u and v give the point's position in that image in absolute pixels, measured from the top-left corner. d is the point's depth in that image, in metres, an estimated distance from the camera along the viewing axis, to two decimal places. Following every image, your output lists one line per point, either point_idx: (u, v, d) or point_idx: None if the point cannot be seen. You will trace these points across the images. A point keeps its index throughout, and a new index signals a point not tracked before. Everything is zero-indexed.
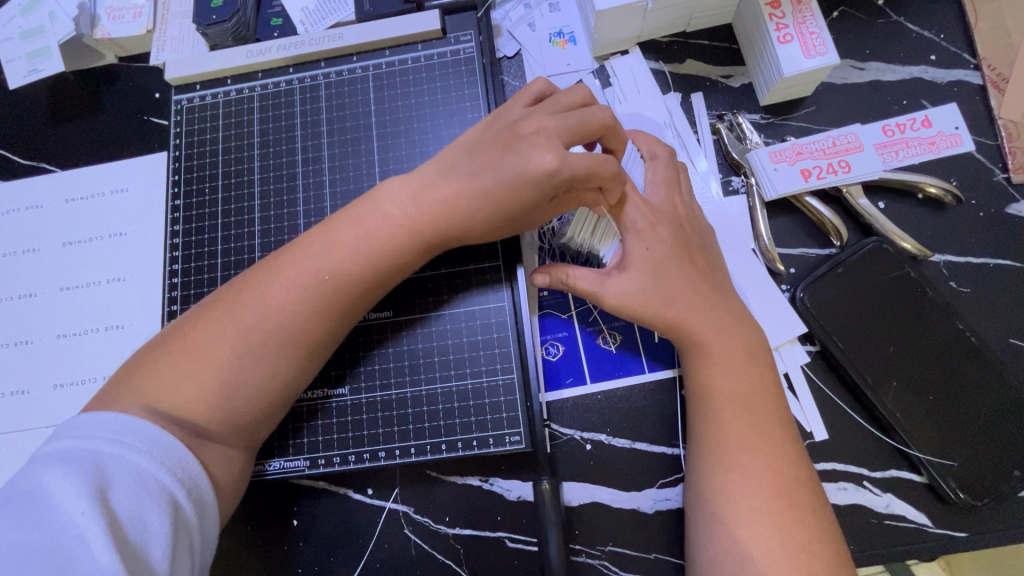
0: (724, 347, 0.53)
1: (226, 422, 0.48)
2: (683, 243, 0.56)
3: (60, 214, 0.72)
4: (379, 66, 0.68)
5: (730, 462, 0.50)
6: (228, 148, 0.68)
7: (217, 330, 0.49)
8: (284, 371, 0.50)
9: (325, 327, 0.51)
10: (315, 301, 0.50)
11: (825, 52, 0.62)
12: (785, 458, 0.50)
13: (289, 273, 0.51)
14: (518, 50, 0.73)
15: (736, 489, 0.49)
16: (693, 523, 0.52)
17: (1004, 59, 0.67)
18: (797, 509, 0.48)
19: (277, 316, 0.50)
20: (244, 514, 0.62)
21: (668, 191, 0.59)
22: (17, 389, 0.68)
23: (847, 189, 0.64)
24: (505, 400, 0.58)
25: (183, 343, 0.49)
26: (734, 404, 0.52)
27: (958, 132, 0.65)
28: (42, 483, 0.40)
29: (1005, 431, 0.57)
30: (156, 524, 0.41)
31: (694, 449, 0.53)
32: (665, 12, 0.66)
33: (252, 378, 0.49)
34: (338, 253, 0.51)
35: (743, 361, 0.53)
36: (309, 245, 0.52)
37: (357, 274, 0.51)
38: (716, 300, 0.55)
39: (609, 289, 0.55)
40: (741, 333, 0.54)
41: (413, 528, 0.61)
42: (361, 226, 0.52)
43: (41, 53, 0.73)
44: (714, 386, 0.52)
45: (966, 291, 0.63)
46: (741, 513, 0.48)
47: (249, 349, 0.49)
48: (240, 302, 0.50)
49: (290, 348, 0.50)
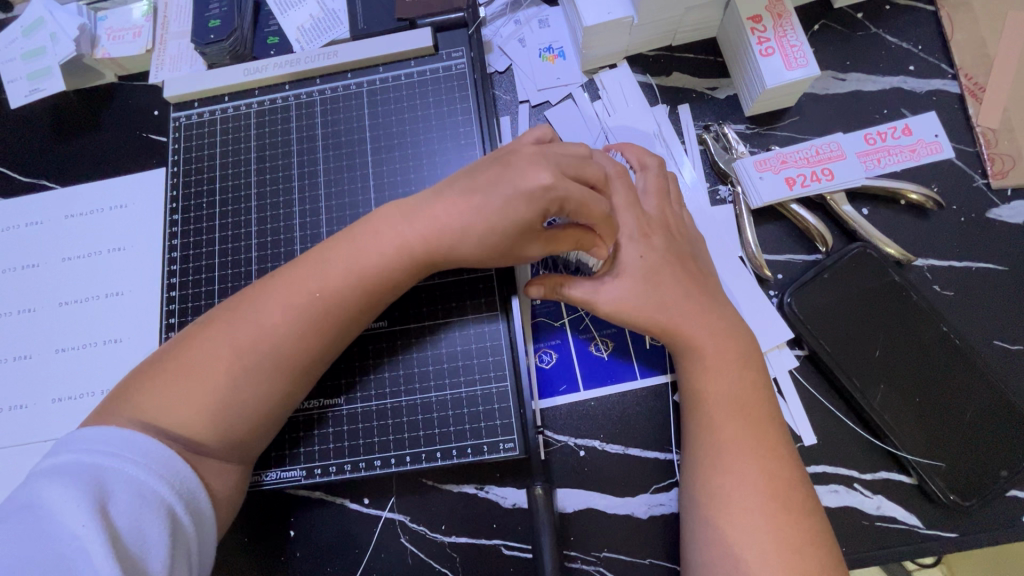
0: (714, 352, 0.54)
1: (221, 438, 0.49)
2: (674, 251, 0.57)
3: (60, 230, 0.73)
4: (373, 82, 0.70)
5: (721, 464, 0.51)
6: (226, 163, 0.69)
7: (213, 351, 0.50)
8: (280, 393, 0.52)
9: (318, 348, 0.52)
10: (310, 323, 0.51)
11: (806, 64, 0.64)
12: (776, 461, 0.50)
13: (283, 296, 0.52)
14: (509, 65, 0.75)
15: (729, 492, 0.49)
16: (686, 526, 0.52)
17: (980, 69, 0.69)
18: (789, 511, 0.48)
19: (269, 338, 0.51)
20: (241, 525, 0.62)
21: (660, 201, 0.60)
22: (16, 404, 0.68)
23: (831, 196, 0.66)
24: (499, 408, 0.59)
25: (176, 363, 0.50)
26: (725, 407, 0.52)
27: (938, 140, 0.67)
28: (42, 497, 0.41)
29: (992, 430, 0.58)
30: (155, 535, 0.42)
31: (688, 453, 0.54)
32: (651, 27, 0.68)
33: (248, 398, 0.50)
34: (331, 270, 0.52)
35: (734, 365, 0.54)
36: (299, 274, 0.53)
37: (352, 288, 0.52)
38: (706, 306, 0.55)
39: (602, 296, 0.56)
40: (730, 339, 0.55)
41: (409, 537, 0.62)
42: (355, 244, 0.53)
43: (42, 73, 0.74)
44: (706, 391, 0.53)
45: (950, 294, 0.64)
46: (734, 515, 0.49)
47: (242, 373, 0.50)
48: (235, 318, 0.51)
49: (285, 371, 0.51)
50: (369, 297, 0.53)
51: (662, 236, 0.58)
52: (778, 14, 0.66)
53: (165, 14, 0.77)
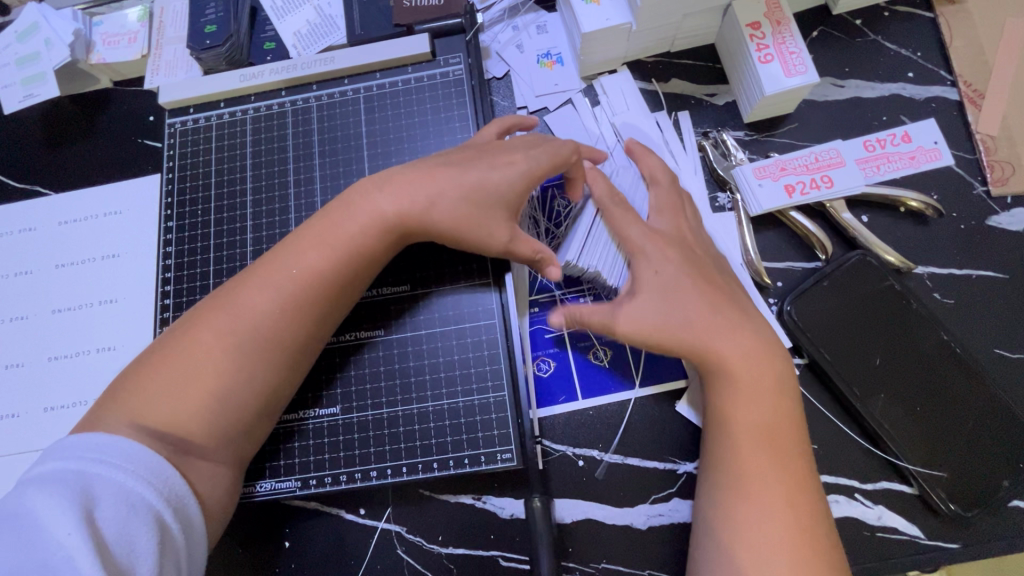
0: (747, 374, 0.52)
1: (210, 433, 0.49)
2: (694, 266, 0.57)
3: (53, 237, 0.73)
4: (370, 88, 0.69)
5: (735, 482, 0.50)
6: (221, 170, 0.69)
7: (197, 338, 0.50)
8: (262, 375, 0.51)
9: (300, 328, 0.52)
10: (292, 301, 0.52)
11: (805, 71, 0.64)
12: (798, 487, 0.49)
13: (265, 278, 0.52)
14: (506, 71, 0.74)
15: (744, 514, 0.49)
16: (697, 540, 0.52)
17: (979, 76, 0.69)
18: (808, 538, 0.47)
19: (249, 318, 0.51)
20: (234, 536, 0.62)
21: (674, 217, 0.60)
22: (6, 413, 0.67)
23: (830, 204, 0.66)
24: (497, 417, 0.58)
25: (164, 357, 0.50)
26: (750, 433, 0.51)
27: (937, 147, 0.67)
28: (28, 505, 0.40)
29: (994, 440, 0.57)
30: (143, 544, 0.41)
31: (708, 471, 0.53)
32: (650, 33, 0.68)
33: (236, 385, 0.50)
34: (310, 250, 0.53)
35: (766, 391, 0.52)
36: (281, 259, 0.53)
37: (333, 265, 0.53)
38: (737, 323, 0.54)
39: (621, 317, 0.55)
40: (769, 357, 0.53)
41: (406, 548, 0.61)
42: (337, 228, 0.54)
43: (36, 78, 0.73)
44: (729, 412, 0.53)
45: (950, 302, 0.64)
46: (745, 533, 0.48)
47: (223, 354, 0.50)
48: (221, 312, 0.51)
49: (246, 342, 0.50)
50: (350, 274, 0.54)
51: (676, 250, 0.57)
52: (777, 20, 0.65)
53: (161, 19, 0.77)
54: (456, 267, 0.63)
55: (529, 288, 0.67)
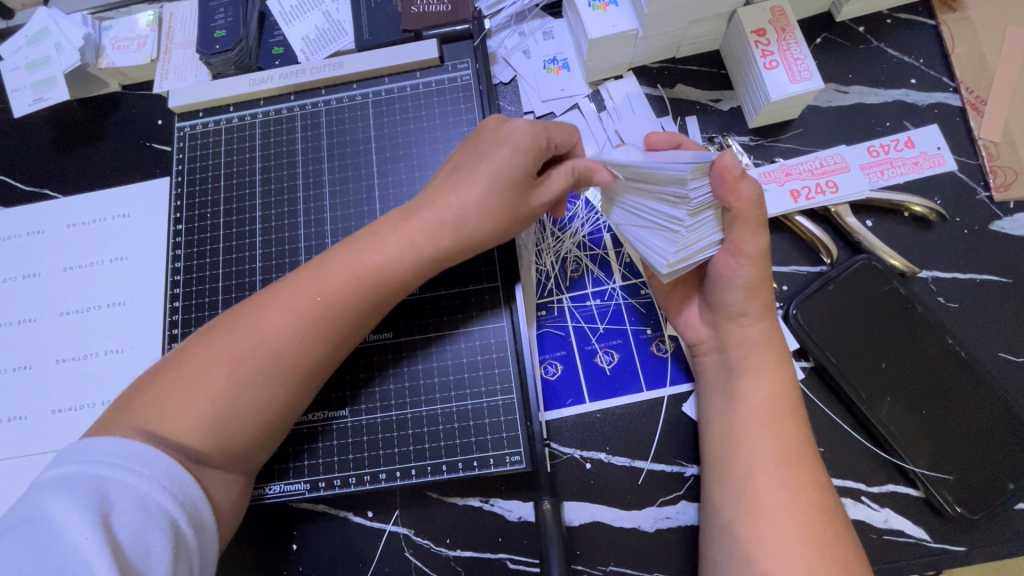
0: (759, 363, 0.54)
1: (221, 444, 0.49)
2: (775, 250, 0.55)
3: (62, 240, 0.73)
4: (379, 92, 0.70)
5: (755, 471, 0.51)
6: (230, 174, 0.69)
7: (212, 357, 0.50)
8: (278, 398, 0.51)
9: (313, 352, 0.52)
10: (309, 321, 0.52)
11: (810, 77, 0.64)
12: (812, 478, 0.50)
13: (285, 299, 0.53)
14: (513, 76, 0.75)
15: (762, 502, 0.49)
16: (711, 532, 0.52)
17: (981, 83, 0.70)
18: (824, 526, 0.47)
19: (264, 336, 0.51)
20: (242, 539, 0.62)
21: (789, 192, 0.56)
22: (14, 415, 0.67)
23: (836, 208, 0.66)
24: (505, 421, 0.59)
25: (178, 373, 0.50)
26: (764, 425, 0.52)
27: (940, 152, 0.68)
28: (45, 509, 0.40)
29: (998, 443, 0.58)
30: (158, 548, 0.41)
31: (721, 466, 0.54)
32: (656, 39, 0.69)
33: (247, 402, 0.50)
34: (333, 275, 0.53)
35: (778, 383, 0.53)
36: (303, 280, 0.53)
37: (349, 287, 0.53)
38: (763, 316, 0.55)
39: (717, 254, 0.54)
40: (783, 353, 0.55)
41: (413, 551, 0.61)
42: (360, 256, 0.54)
43: (46, 83, 0.74)
44: (747, 405, 0.53)
45: (954, 306, 0.64)
46: (763, 518, 0.48)
47: (233, 368, 0.50)
48: (234, 329, 0.52)
49: (261, 363, 0.50)
50: (372, 298, 0.54)
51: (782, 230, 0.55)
52: (782, 27, 0.66)
53: (170, 24, 0.77)
54: (465, 271, 0.63)
55: (538, 291, 0.67)
